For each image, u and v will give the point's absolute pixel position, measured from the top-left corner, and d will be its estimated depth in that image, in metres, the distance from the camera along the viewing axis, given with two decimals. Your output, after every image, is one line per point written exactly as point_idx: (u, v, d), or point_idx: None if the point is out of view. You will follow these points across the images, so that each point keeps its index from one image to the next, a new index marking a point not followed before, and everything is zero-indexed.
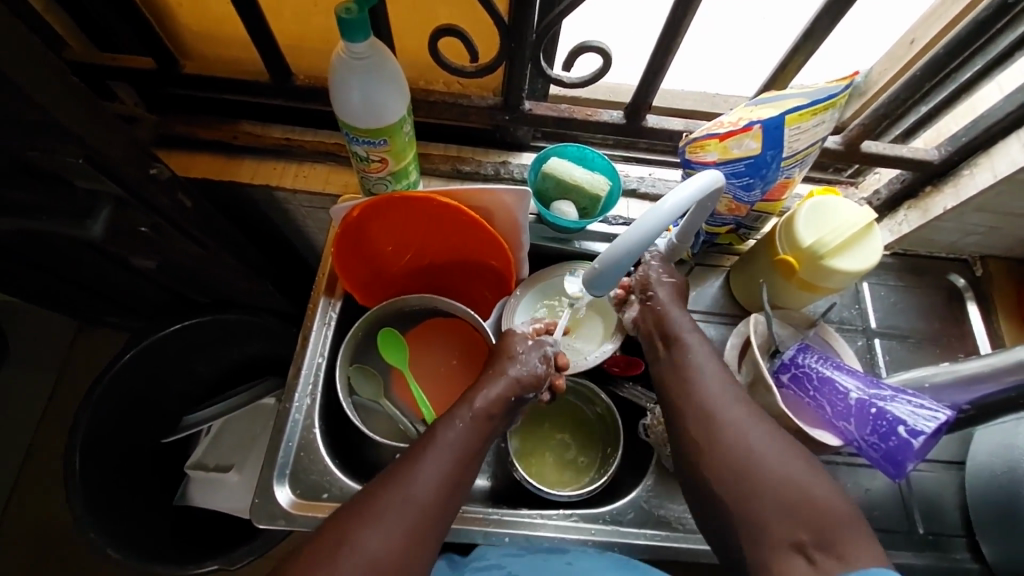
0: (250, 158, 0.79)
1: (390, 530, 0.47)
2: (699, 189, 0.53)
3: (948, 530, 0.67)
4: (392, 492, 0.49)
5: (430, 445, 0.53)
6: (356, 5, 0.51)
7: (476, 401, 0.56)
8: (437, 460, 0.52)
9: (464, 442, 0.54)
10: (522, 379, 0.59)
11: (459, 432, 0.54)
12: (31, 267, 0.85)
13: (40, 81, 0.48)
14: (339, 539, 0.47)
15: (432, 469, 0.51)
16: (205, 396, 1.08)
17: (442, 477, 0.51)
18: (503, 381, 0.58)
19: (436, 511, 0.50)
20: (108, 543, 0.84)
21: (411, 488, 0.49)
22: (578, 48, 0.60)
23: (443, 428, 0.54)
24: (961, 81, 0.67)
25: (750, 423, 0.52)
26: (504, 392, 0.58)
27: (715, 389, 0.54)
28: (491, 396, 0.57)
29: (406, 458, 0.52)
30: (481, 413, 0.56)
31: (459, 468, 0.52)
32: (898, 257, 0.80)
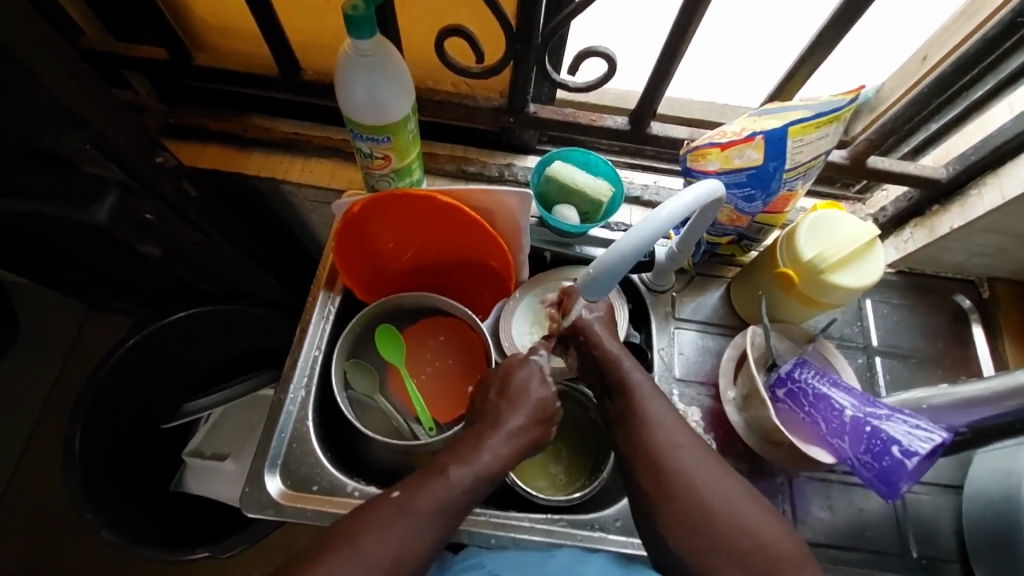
0: (258, 150, 0.80)
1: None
2: (699, 198, 0.53)
3: (942, 555, 0.65)
4: (375, 538, 0.48)
5: (422, 493, 0.52)
6: (363, 2, 0.52)
7: (485, 454, 0.55)
8: (427, 518, 0.51)
9: (472, 492, 0.53)
10: (534, 440, 0.59)
11: (461, 487, 0.53)
12: (41, 249, 0.87)
13: (50, 68, 0.49)
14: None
15: (422, 523, 0.50)
16: (205, 385, 1.09)
17: (427, 530, 0.50)
18: (518, 440, 0.57)
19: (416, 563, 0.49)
20: (102, 524, 0.85)
21: (396, 536, 0.49)
22: (583, 52, 0.61)
23: (452, 475, 0.53)
24: (973, 99, 0.66)
25: (698, 461, 0.54)
26: (515, 445, 0.57)
27: (664, 428, 0.55)
28: (502, 451, 0.56)
29: (395, 504, 0.51)
30: (490, 468, 0.55)
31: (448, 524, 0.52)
32: (902, 275, 0.79)
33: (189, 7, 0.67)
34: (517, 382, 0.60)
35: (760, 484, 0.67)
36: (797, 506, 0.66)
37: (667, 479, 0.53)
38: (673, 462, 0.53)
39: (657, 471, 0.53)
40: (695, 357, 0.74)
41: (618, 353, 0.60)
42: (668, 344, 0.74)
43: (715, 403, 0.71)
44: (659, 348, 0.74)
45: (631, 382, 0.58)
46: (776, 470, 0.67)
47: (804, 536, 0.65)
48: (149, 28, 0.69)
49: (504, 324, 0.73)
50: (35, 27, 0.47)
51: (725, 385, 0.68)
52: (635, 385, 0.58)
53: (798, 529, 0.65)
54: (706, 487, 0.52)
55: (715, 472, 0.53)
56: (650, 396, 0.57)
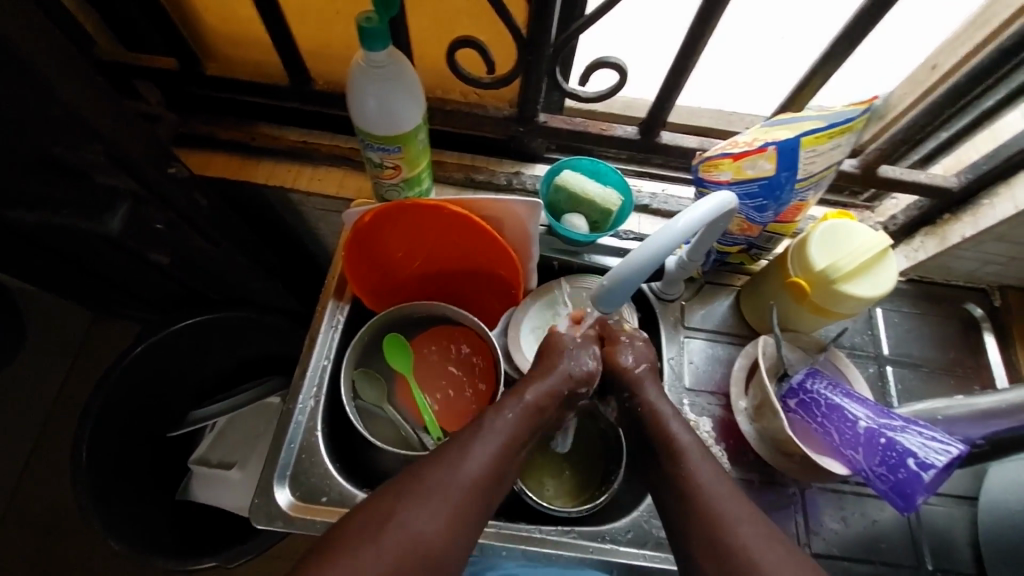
0: (266, 160, 0.80)
1: (438, 511, 0.48)
2: (713, 210, 0.53)
3: (957, 567, 0.65)
4: (438, 473, 0.50)
5: (478, 435, 0.53)
6: (376, 14, 0.52)
7: (527, 395, 0.56)
8: (484, 448, 0.52)
9: (514, 431, 0.54)
10: (574, 373, 0.59)
11: (510, 422, 0.54)
12: (50, 256, 0.87)
13: (70, 81, 0.49)
14: (386, 512, 0.47)
15: (482, 454, 0.51)
16: (211, 392, 1.09)
17: (487, 463, 0.51)
18: (552, 377, 0.58)
19: (481, 495, 0.50)
20: (109, 534, 0.85)
21: (458, 469, 0.50)
22: (594, 63, 0.61)
23: (496, 417, 0.54)
24: (983, 109, 0.65)
25: (754, 527, 0.49)
26: (554, 388, 0.58)
27: (715, 491, 0.51)
28: (540, 393, 0.57)
29: (452, 445, 0.52)
30: (531, 404, 0.56)
31: (505, 457, 0.53)
32: (913, 284, 0.79)
33: (202, 18, 0.68)
34: (556, 345, 0.60)
35: (771, 494, 0.66)
36: (809, 516, 0.66)
37: (722, 548, 0.48)
38: (729, 529, 0.48)
39: (709, 540, 0.49)
40: (705, 366, 0.73)
41: (664, 412, 0.57)
42: (678, 354, 0.74)
43: (726, 413, 0.70)
44: (669, 358, 0.73)
45: (681, 444, 0.54)
46: (788, 480, 0.67)
47: (816, 547, 0.65)
48: (160, 38, 0.69)
49: (511, 333, 0.73)
50: (55, 42, 0.47)
51: (736, 396, 0.68)
52: (683, 449, 0.54)
53: (811, 541, 0.65)
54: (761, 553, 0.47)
55: (766, 539, 0.48)
56: (698, 458, 0.53)
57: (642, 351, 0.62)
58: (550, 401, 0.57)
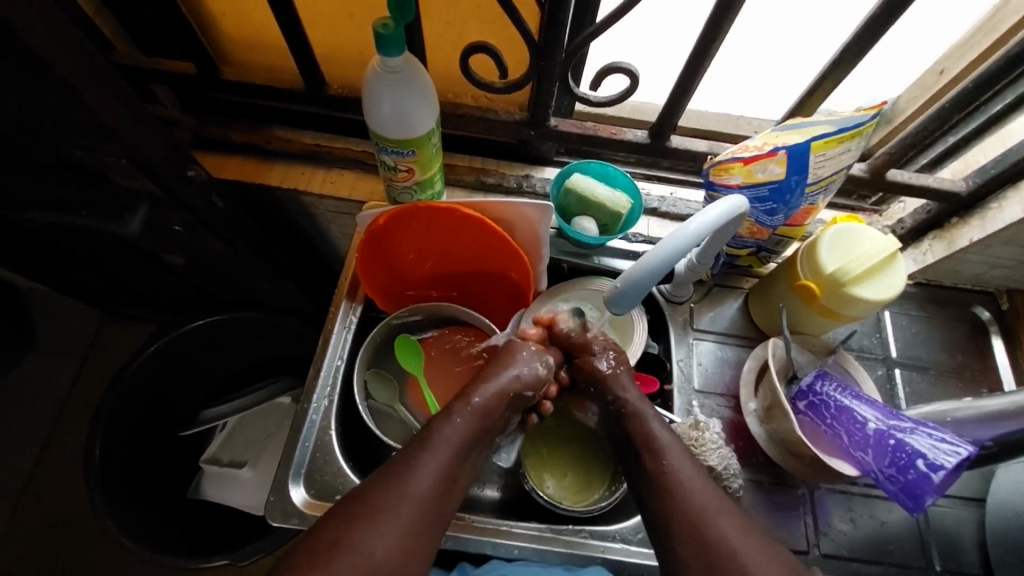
0: (280, 162, 0.81)
1: (391, 527, 0.48)
2: (724, 214, 0.53)
3: (966, 569, 0.65)
4: (388, 488, 0.50)
5: (425, 445, 0.53)
6: (393, 20, 0.53)
7: (476, 398, 0.57)
8: (432, 458, 0.52)
9: (460, 439, 0.54)
10: (523, 376, 0.60)
11: (457, 428, 0.55)
12: (65, 257, 0.88)
13: (92, 84, 0.50)
14: (337, 537, 0.47)
15: (428, 467, 0.51)
16: (222, 392, 1.10)
17: (436, 473, 0.51)
18: (500, 381, 0.59)
19: (432, 507, 0.50)
20: (122, 531, 0.86)
21: (408, 483, 0.50)
22: (606, 68, 0.61)
23: (443, 427, 0.55)
24: (992, 114, 0.66)
25: (735, 526, 0.50)
26: (503, 390, 0.59)
27: (694, 486, 0.52)
28: (489, 396, 0.58)
29: (400, 457, 0.52)
30: (479, 407, 0.57)
31: (453, 465, 0.53)
32: (921, 287, 0.79)
33: (218, 23, 0.69)
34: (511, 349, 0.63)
35: (780, 495, 0.67)
36: (818, 518, 0.66)
37: (705, 545, 0.49)
38: (709, 522, 0.50)
39: (693, 536, 0.50)
40: (714, 368, 0.74)
41: (644, 411, 0.59)
42: (686, 356, 0.74)
43: (735, 415, 0.71)
44: (677, 359, 0.74)
45: (659, 442, 0.56)
46: (797, 481, 0.67)
47: (826, 549, 0.65)
48: (178, 43, 0.70)
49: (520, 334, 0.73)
50: (80, 47, 0.48)
51: (746, 397, 0.68)
52: (662, 445, 0.56)
53: (819, 542, 0.65)
54: (743, 548, 0.48)
55: (743, 528, 0.50)
56: (680, 454, 0.55)
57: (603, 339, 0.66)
58: (497, 405, 0.58)
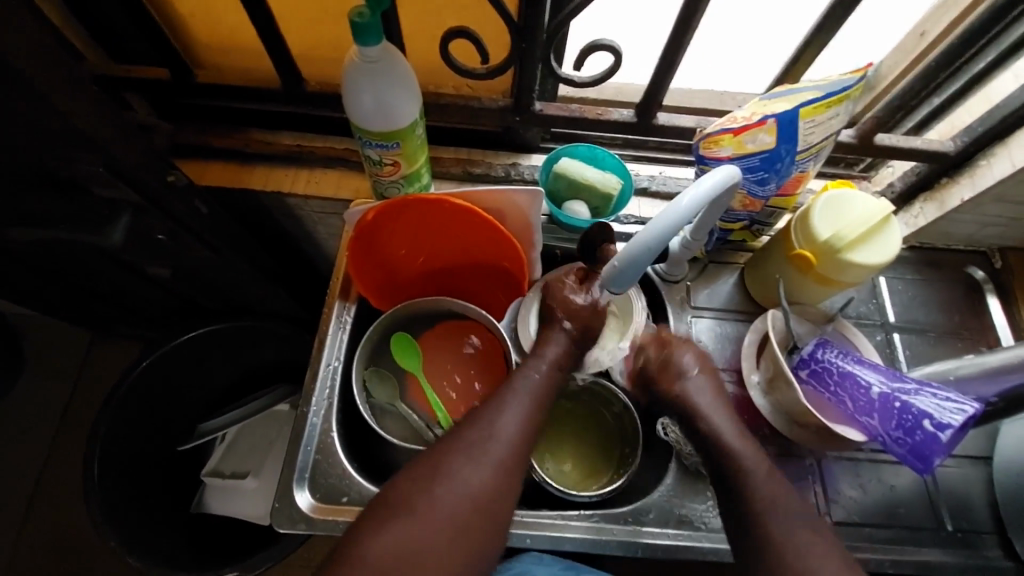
0: (262, 165, 0.80)
1: (483, 464, 0.49)
2: (716, 185, 0.53)
3: (978, 527, 0.65)
4: (480, 429, 0.51)
5: (508, 394, 0.54)
6: (368, 8, 0.52)
7: (547, 350, 0.58)
8: (516, 405, 0.53)
9: (538, 391, 0.55)
10: (579, 332, 0.60)
11: (533, 382, 0.56)
12: (47, 276, 0.86)
13: (62, 90, 0.49)
14: (433, 471, 0.49)
15: (513, 413, 0.53)
16: (219, 403, 1.09)
17: (522, 420, 0.53)
18: (566, 332, 0.60)
19: (520, 452, 0.51)
20: (127, 551, 0.84)
21: (495, 425, 0.51)
22: (589, 46, 0.60)
23: (524, 375, 0.56)
24: (975, 72, 0.66)
25: (788, 513, 0.50)
26: (568, 342, 0.59)
27: (743, 461, 0.54)
28: (557, 348, 0.59)
29: (486, 404, 0.54)
30: (551, 361, 0.58)
31: (536, 412, 0.54)
32: (916, 251, 0.79)
33: (189, 25, 0.67)
34: (560, 297, 0.61)
35: (788, 466, 0.67)
36: (827, 486, 0.66)
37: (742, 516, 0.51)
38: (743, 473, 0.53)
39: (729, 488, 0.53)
40: (714, 345, 0.73)
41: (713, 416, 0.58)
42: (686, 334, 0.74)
43: (738, 389, 0.70)
44: None
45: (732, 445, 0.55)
46: (804, 452, 0.67)
47: (838, 516, 0.65)
48: (150, 49, 0.69)
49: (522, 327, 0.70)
50: (49, 52, 0.47)
51: (748, 370, 0.68)
52: (729, 440, 0.55)
53: (831, 510, 0.65)
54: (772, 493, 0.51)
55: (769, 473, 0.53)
56: (750, 450, 0.54)
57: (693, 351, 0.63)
58: (566, 361, 0.59)
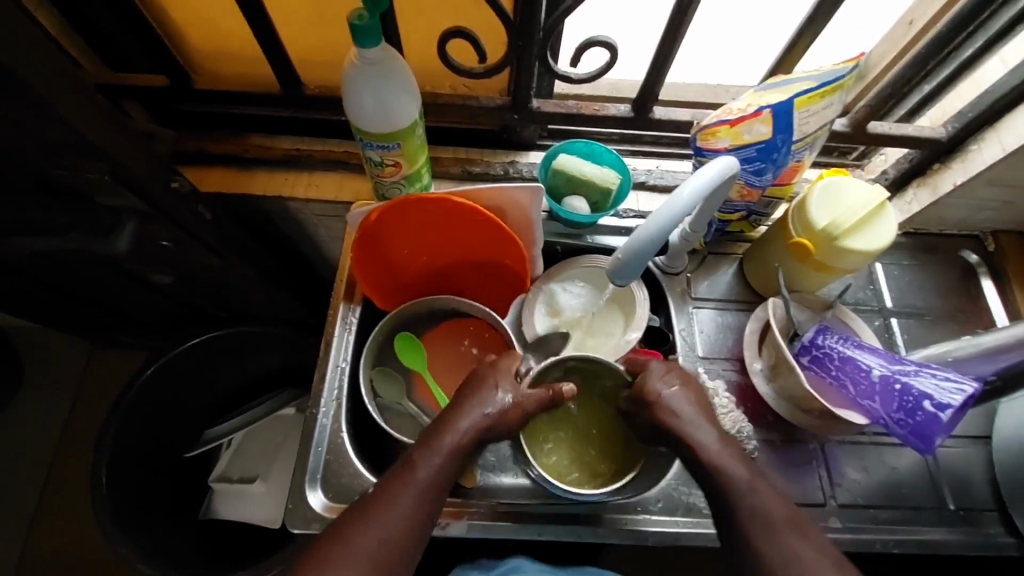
0: (262, 169, 0.80)
1: (363, 572, 0.48)
2: (714, 178, 0.53)
3: (980, 505, 0.66)
4: (365, 530, 0.49)
5: (401, 485, 0.52)
6: (367, 11, 0.52)
7: (451, 436, 0.55)
8: (409, 501, 0.51)
9: (436, 481, 0.53)
10: (492, 424, 0.57)
11: (431, 470, 0.53)
12: (50, 287, 0.86)
13: (66, 99, 0.49)
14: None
15: (402, 510, 0.50)
16: (225, 409, 1.09)
17: (409, 518, 0.50)
18: (476, 421, 0.56)
19: (405, 550, 0.50)
20: (139, 558, 0.85)
21: (381, 525, 0.49)
22: (584, 43, 0.61)
23: (423, 465, 0.53)
24: (963, 58, 0.68)
25: (774, 522, 0.49)
26: (479, 426, 0.56)
27: (722, 462, 0.53)
28: (463, 435, 0.55)
29: (378, 497, 0.51)
30: (455, 447, 0.55)
31: (430, 503, 0.52)
32: (911, 237, 0.81)
33: (186, 32, 0.67)
34: (486, 380, 0.60)
35: (792, 452, 0.68)
36: (831, 470, 0.67)
37: (731, 523, 0.51)
38: (725, 476, 0.52)
39: (717, 490, 0.52)
40: (716, 334, 0.74)
41: (684, 420, 0.56)
42: (688, 325, 0.75)
43: (742, 377, 0.71)
44: (680, 330, 0.74)
45: (717, 460, 0.53)
46: (808, 437, 0.68)
47: (843, 499, 0.66)
48: (148, 57, 0.69)
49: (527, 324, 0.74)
50: (50, 60, 0.47)
51: (751, 357, 0.69)
52: (713, 454, 0.54)
53: (835, 493, 0.66)
54: (760, 500, 0.50)
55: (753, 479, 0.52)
56: (736, 465, 0.53)
57: (663, 366, 0.60)
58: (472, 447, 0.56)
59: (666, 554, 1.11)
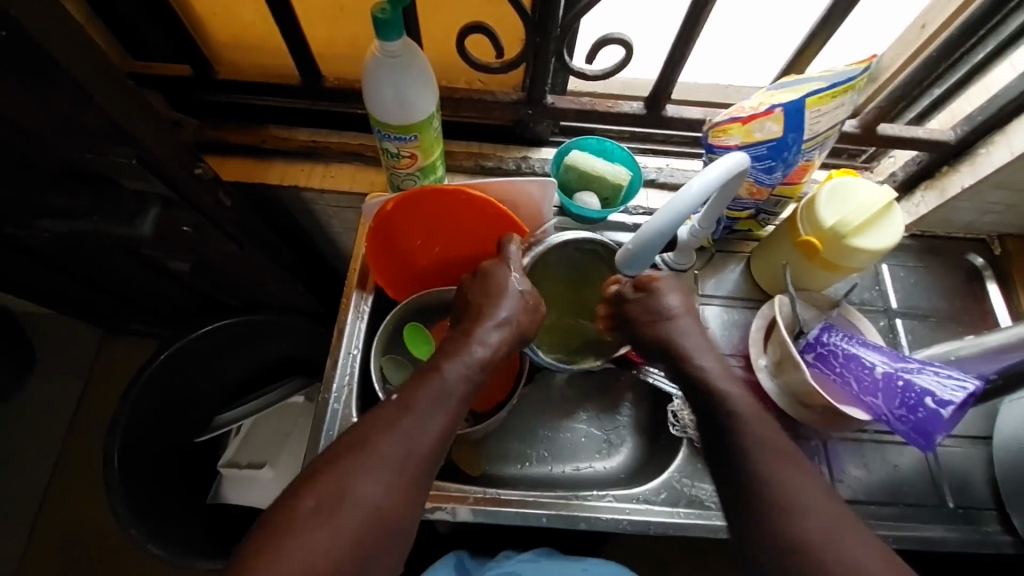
0: (280, 160, 0.82)
1: (394, 473, 0.49)
2: (724, 173, 0.54)
3: (979, 504, 0.67)
4: (399, 434, 0.51)
5: (432, 394, 0.54)
6: (389, 5, 0.54)
7: (476, 344, 0.58)
8: (438, 409, 0.53)
9: (462, 389, 0.55)
10: (511, 324, 0.62)
11: (459, 378, 0.56)
12: (69, 273, 0.88)
13: (99, 85, 0.51)
14: (342, 481, 0.48)
15: (433, 417, 0.53)
16: (234, 396, 1.11)
17: (441, 425, 0.53)
18: (497, 326, 0.61)
19: (433, 456, 0.52)
20: (148, 539, 0.87)
21: (413, 433, 0.51)
22: (600, 41, 0.62)
23: (449, 370, 0.56)
24: (974, 63, 0.68)
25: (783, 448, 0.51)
26: (504, 329, 0.61)
27: (728, 394, 0.56)
28: (487, 341, 0.59)
29: (405, 404, 0.53)
30: (479, 356, 0.58)
31: (457, 411, 0.55)
32: (917, 239, 0.82)
33: (211, 23, 0.69)
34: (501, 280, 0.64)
35: (795, 448, 0.69)
36: (833, 466, 0.68)
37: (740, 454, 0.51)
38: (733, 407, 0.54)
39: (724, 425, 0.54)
40: (721, 331, 0.76)
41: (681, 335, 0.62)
42: None
43: (746, 373, 0.73)
44: None
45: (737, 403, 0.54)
46: (811, 433, 0.69)
47: (843, 495, 0.67)
48: (173, 46, 0.70)
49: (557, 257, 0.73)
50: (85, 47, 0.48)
51: (756, 354, 0.70)
52: (728, 395, 0.55)
53: (836, 489, 0.67)
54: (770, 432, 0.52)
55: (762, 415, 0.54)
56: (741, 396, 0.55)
57: (675, 282, 0.66)
58: (499, 350, 0.60)
59: (666, 550, 1.12)
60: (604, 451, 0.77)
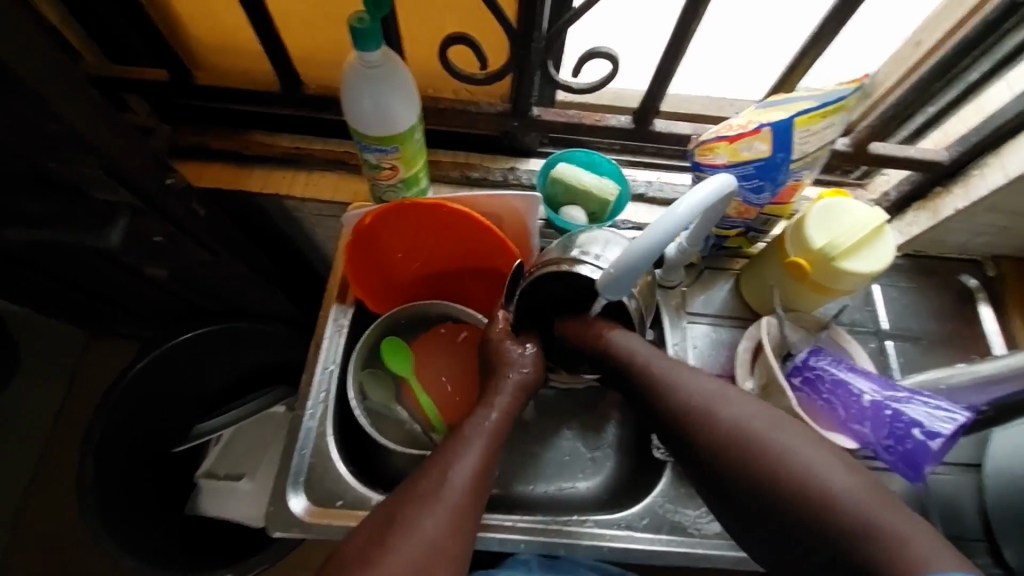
0: (261, 167, 0.80)
1: (438, 510, 0.49)
2: (712, 193, 0.53)
3: (968, 534, 0.66)
4: (435, 475, 0.51)
5: (460, 442, 0.54)
6: (368, 14, 0.52)
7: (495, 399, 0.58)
8: (472, 451, 0.53)
9: (492, 435, 0.55)
10: (522, 382, 0.60)
11: (485, 427, 0.56)
12: (45, 276, 0.87)
13: (61, 93, 0.49)
14: (391, 518, 0.49)
15: (467, 459, 0.52)
16: (215, 404, 1.09)
17: (477, 467, 0.52)
18: (512, 383, 0.60)
19: (475, 494, 0.51)
20: (120, 552, 0.84)
21: (451, 474, 0.51)
22: (586, 54, 0.61)
23: (472, 424, 0.56)
24: (969, 81, 0.67)
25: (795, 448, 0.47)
26: (517, 383, 0.60)
27: (705, 399, 0.52)
28: (504, 399, 0.59)
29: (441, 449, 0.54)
30: (501, 411, 0.57)
31: (491, 455, 0.54)
32: (908, 259, 0.80)
33: (189, 27, 0.67)
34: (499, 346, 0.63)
35: None
36: None
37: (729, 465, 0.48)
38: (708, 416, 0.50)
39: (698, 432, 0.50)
40: (709, 350, 0.74)
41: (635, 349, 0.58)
42: (681, 340, 0.74)
43: None
44: (673, 344, 0.74)
45: (705, 401, 0.51)
46: None
47: None
48: (151, 50, 0.69)
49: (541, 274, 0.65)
50: (48, 56, 0.47)
51: (741, 378, 0.67)
52: (715, 406, 0.51)
53: None
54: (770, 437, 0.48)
55: (756, 419, 0.49)
56: (716, 400, 0.51)
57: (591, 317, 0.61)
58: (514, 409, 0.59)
59: None
60: (588, 470, 0.75)
